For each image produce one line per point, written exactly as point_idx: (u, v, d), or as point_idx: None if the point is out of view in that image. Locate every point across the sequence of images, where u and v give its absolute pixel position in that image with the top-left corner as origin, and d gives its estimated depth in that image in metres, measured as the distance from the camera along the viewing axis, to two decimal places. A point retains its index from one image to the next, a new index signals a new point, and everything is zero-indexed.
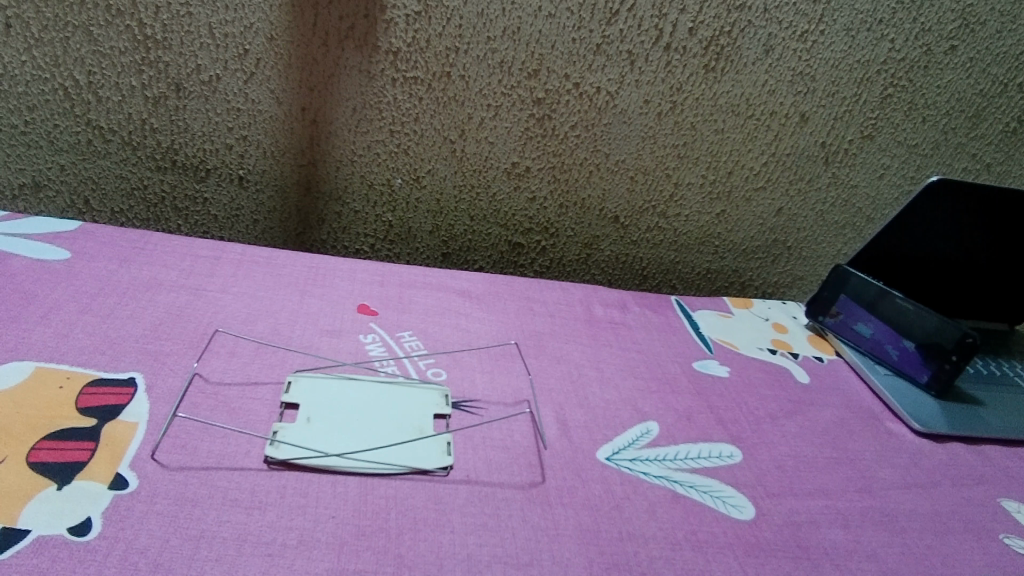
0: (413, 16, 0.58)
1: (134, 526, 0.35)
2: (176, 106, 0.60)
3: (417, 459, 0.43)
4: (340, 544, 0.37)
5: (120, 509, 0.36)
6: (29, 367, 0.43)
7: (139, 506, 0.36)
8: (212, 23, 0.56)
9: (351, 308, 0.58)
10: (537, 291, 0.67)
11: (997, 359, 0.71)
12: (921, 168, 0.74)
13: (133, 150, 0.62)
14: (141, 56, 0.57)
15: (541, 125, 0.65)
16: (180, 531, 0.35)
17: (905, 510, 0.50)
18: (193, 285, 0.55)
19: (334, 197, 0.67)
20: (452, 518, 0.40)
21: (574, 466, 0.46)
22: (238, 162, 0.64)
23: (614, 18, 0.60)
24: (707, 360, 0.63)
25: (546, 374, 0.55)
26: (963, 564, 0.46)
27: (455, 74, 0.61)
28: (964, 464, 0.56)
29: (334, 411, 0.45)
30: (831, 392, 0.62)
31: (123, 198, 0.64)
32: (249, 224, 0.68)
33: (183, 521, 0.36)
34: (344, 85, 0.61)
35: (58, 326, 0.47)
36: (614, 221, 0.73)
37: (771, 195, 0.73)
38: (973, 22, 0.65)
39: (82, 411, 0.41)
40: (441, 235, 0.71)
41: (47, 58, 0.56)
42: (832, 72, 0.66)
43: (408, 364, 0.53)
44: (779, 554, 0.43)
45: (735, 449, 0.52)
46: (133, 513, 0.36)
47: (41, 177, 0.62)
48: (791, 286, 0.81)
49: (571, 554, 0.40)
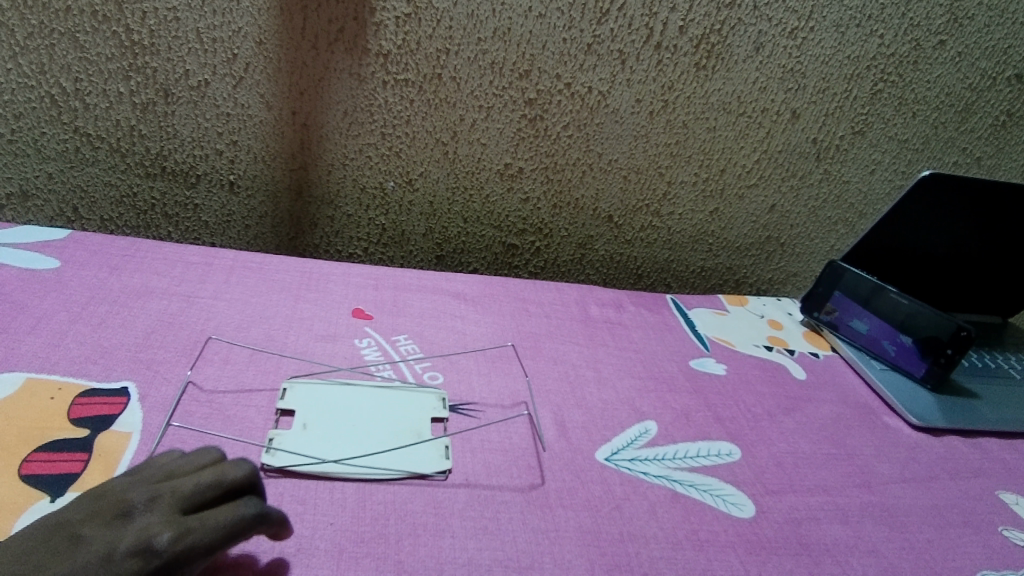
0: (402, 18, 0.57)
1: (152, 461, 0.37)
2: (164, 112, 0.59)
3: (415, 463, 0.43)
4: (339, 551, 0.36)
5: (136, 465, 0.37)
6: (20, 378, 0.42)
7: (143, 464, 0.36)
8: (200, 28, 0.56)
9: (347, 313, 0.57)
10: (532, 292, 0.67)
11: (991, 352, 0.71)
12: (913, 163, 0.74)
13: (122, 157, 0.61)
14: (127, 62, 0.56)
15: (533, 126, 0.65)
16: (208, 456, 0.37)
17: (904, 504, 0.50)
18: (186, 292, 0.55)
19: (325, 201, 0.67)
20: (452, 522, 0.40)
21: (573, 468, 0.46)
22: (228, 168, 0.63)
23: (604, 18, 0.60)
24: (704, 359, 0.63)
25: (542, 376, 0.55)
26: (963, 558, 0.46)
27: (446, 76, 0.61)
28: (961, 457, 0.57)
29: (330, 419, 0.45)
30: (828, 388, 0.62)
31: (112, 206, 0.64)
32: (241, 229, 0.67)
33: (204, 449, 0.37)
34: (335, 89, 0.60)
35: (49, 335, 0.47)
36: (608, 220, 0.73)
37: (764, 192, 0.73)
38: (961, 17, 0.65)
39: (75, 422, 0.41)
40: (434, 237, 0.71)
41: (33, 66, 0.55)
42: (822, 68, 0.66)
43: (404, 368, 0.52)
44: (781, 552, 0.43)
45: (734, 447, 0.52)
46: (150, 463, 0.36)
47: (29, 186, 0.61)
48: (785, 283, 0.82)
49: (571, 556, 0.39)
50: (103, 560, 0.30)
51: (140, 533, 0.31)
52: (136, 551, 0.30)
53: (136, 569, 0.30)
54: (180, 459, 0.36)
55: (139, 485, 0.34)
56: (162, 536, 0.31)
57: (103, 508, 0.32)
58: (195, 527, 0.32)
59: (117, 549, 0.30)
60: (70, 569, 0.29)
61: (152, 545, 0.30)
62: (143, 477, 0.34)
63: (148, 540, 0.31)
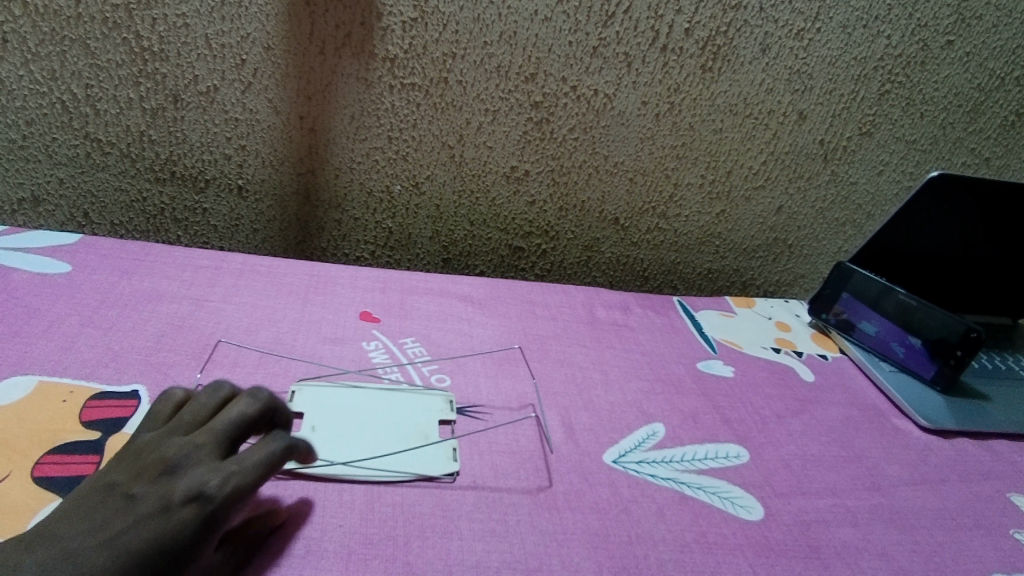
0: (409, 22, 0.58)
1: (161, 404, 0.38)
2: (174, 117, 0.60)
3: (423, 465, 0.43)
4: (347, 552, 0.37)
5: (151, 412, 0.38)
6: (32, 382, 0.43)
7: (160, 414, 0.38)
8: (209, 34, 0.56)
9: (354, 316, 0.57)
10: (539, 294, 0.67)
11: (1001, 353, 0.70)
12: (921, 164, 0.74)
13: (132, 162, 0.62)
14: (138, 68, 0.57)
15: (539, 129, 0.65)
16: (221, 396, 0.38)
17: (914, 507, 0.50)
18: (196, 295, 0.55)
19: (333, 205, 0.67)
20: (460, 524, 0.40)
21: (581, 470, 0.46)
22: (236, 172, 0.64)
23: (610, 21, 0.60)
24: (711, 361, 0.62)
25: (549, 378, 0.55)
26: (974, 560, 0.46)
27: (452, 80, 0.61)
28: (971, 459, 0.56)
29: (340, 421, 0.45)
30: (836, 390, 0.62)
31: (122, 210, 0.64)
32: (249, 233, 0.68)
33: (213, 386, 0.38)
34: (342, 93, 0.61)
35: (61, 338, 0.47)
36: (614, 222, 0.73)
37: (771, 194, 0.73)
38: (969, 17, 0.65)
39: (86, 424, 0.41)
40: (441, 240, 0.71)
41: (45, 73, 0.56)
42: (829, 69, 0.66)
43: (411, 370, 0.52)
44: (790, 554, 0.43)
45: (742, 449, 0.51)
46: (165, 411, 0.38)
47: (40, 191, 0.62)
48: (793, 285, 0.81)
49: (580, 558, 0.39)
50: (162, 511, 0.31)
51: (189, 480, 0.32)
52: (191, 497, 0.32)
53: (196, 513, 0.32)
54: (197, 406, 0.37)
55: (171, 440, 0.35)
56: (212, 480, 0.33)
57: (145, 465, 0.33)
58: (239, 465, 0.34)
59: (171, 498, 0.32)
60: (133, 522, 0.31)
61: (205, 489, 0.32)
62: (169, 430, 0.36)
63: (199, 485, 0.32)
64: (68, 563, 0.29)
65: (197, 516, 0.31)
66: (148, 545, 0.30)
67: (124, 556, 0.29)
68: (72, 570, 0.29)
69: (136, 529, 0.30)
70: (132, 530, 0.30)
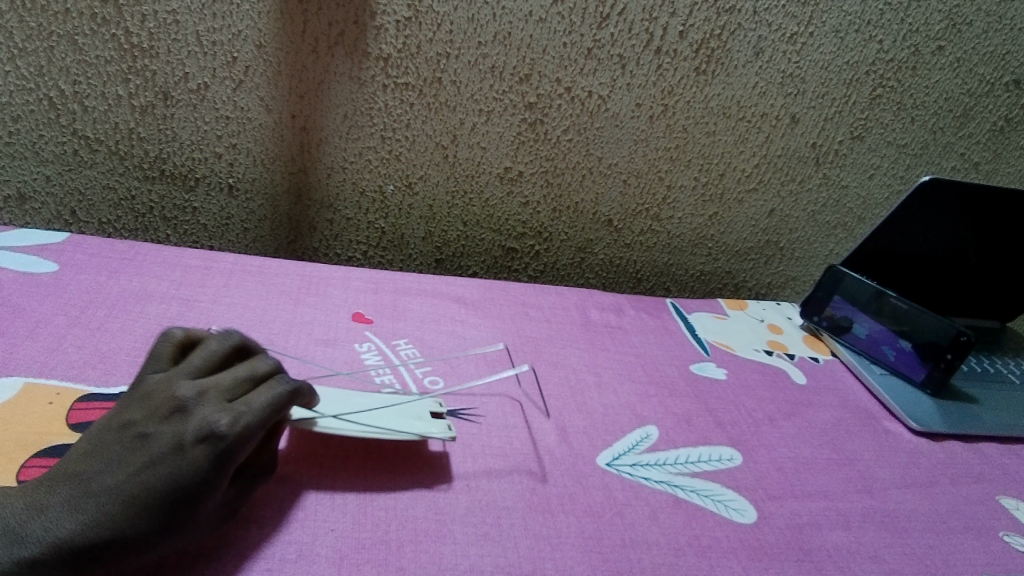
0: (403, 22, 0.57)
1: (165, 339, 0.39)
2: (163, 115, 0.59)
3: (426, 428, 0.43)
4: (340, 557, 0.36)
5: (154, 347, 0.39)
6: (17, 383, 0.42)
7: (164, 352, 0.38)
8: (200, 31, 0.55)
9: (346, 317, 0.57)
10: (533, 296, 0.67)
11: (990, 357, 0.71)
12: (911, 168, 0.74)
13: (121, 160, 0.61)
14: (127, 65, 0.56)
15: (533, 130, 0.65)
16: (228, 343, 0.39)
17: (905, 510, 0.50)
18: (185, 296, 0.54)
19: (325, 204, 0.66)
20: (453, 528, 0.40)
21: (575, 473, 0.46)
22: (227, 171, 0.63)
23: (604, 22, 0.60)
24: (704, 363, 0.63)
25: (542, 380, 0.55)
26: (964, 563, 0.46)
27: (446, 80, 0.61)
28: (961, 462, 0.57)
29: (344, 396, 0.45)
30: (828, 393, 0.62)
31: (110, 209, 0.63)
32: (240, 232, 0.67)
33: (220, 333, 0.39)
34: (335, 92, 0.60)
35: (47, 339, 0.46)
36: (607, 224, 0.73)
37: (763, 196, 0.74)
38: (960, 22, 0.66)
39: (73, 427, 0.40)
40: (433, 241, 0.71)
41: (31, 69, 0.55)
42: (821, 73, 0.66)
43: (404, 372, 0.52)
44: (783, 557, 0.43)
45: (735, 453, 0.51)
46: (168, 348, 0.39)
47: (27, 189, 0.61)
48: (784, 287, 0.82)
49: (573, 562, 0.39)
50: (175, 450, 0.32)
51: (200, 420, 0.33)
52: (203, 438, 0.33)
53: (208, 454, 0.33)
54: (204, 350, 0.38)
55: (182, 382, 0.36)
56: (223, 422, 0.34)
57: (157, 404, 0.34)
58: (249, 411, 0.35)
59: (184, 437, 0.33)
60: (149, 459, 0.32)
61: (215, 430, 0.33)
62: (179, 371, 0.36)
63: (210, 426, 0.33)
64: (93, 501, 0.31)
65: (210, 454, 0.33)
66: (165, 483, 0.32)
67: (143, 493, 0.31)
68: (96, 506, 0.31)
69: (153, 467, 0.32)
70: (149, 468, 0.32)
